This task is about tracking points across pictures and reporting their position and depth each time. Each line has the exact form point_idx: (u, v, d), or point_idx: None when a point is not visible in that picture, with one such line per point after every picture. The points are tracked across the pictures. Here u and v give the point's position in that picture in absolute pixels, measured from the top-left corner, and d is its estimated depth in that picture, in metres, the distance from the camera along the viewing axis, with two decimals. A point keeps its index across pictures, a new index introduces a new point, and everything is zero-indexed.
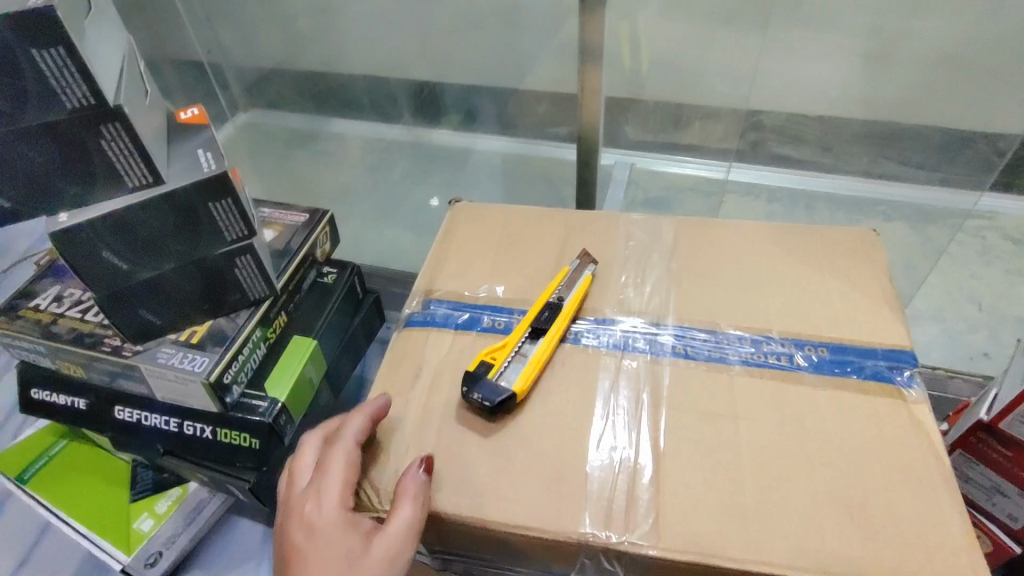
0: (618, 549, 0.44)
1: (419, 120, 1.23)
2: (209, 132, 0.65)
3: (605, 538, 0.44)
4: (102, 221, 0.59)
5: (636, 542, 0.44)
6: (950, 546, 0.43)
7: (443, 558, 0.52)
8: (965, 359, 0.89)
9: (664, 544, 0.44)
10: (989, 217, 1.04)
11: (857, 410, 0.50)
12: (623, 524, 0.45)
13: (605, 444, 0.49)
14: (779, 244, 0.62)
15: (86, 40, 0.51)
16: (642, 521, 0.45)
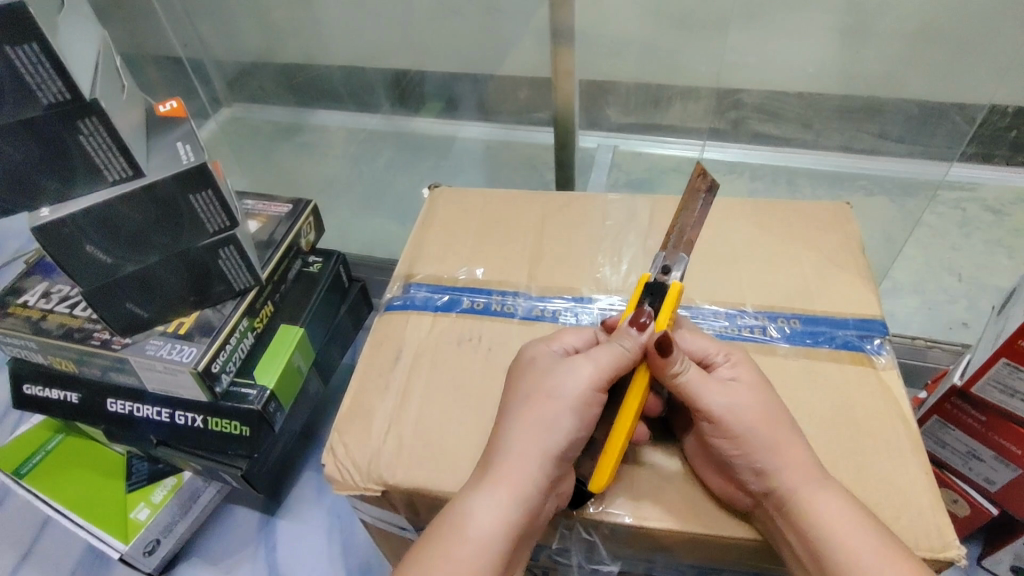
0: (594, 518, 0.46)
1: (398, 109, 1.23)
2: (187, 125, 0.66)
3: (581, 508, 0.46)
4: (84, 214, 0.59)
5: (611, 511, 0.46)
6: (913, 509, 0.45)
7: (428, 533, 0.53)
8: (943, 329, 0.91)
9: (636, 512, 0.46)
10: (970, 188, 1.04)
11: (828, 379, 0.51)
12: (599, 495, 0.47)
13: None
14: (753, 220, 0.63)
15: (58, 35, 0.52)
16: (616, 491, 0.47)
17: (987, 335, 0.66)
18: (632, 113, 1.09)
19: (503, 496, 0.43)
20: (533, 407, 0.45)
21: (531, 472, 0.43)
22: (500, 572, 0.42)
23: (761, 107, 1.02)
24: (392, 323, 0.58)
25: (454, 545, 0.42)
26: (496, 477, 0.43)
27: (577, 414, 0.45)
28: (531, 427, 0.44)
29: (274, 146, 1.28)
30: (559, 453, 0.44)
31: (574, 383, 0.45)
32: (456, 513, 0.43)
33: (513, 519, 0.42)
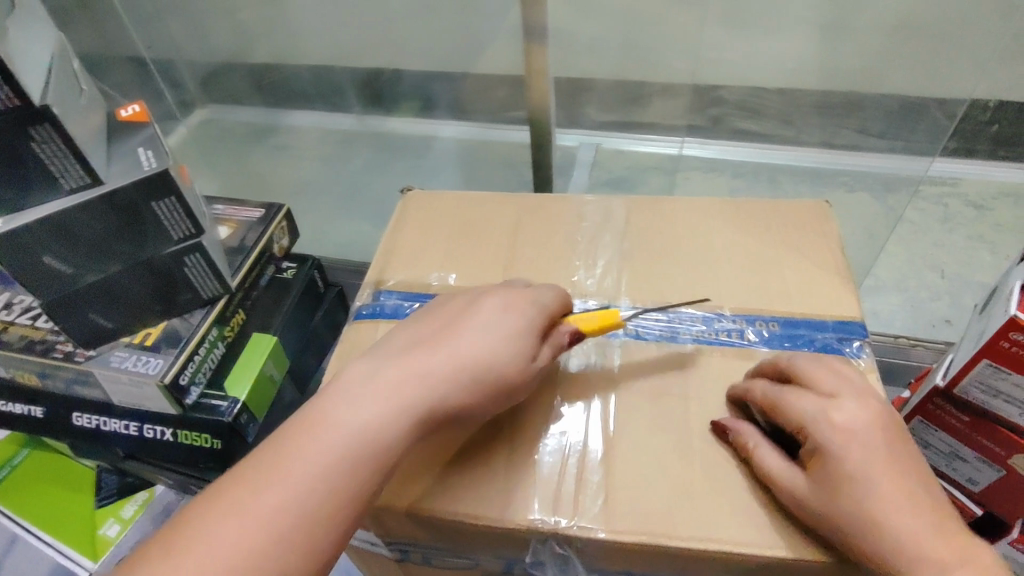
0: (567, 534, 0.43)
1: (374, 108, 1.21)
2: (150, 130, 0.64)
3: (554, 523, 0.44)
4: (40, 225, 0.57)
5: (585, 525, 0.43)
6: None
7: (400, 549, 0.51)
8: (927, 326, 0.92)
9: (613, 526, 0.43)
10: (951, 184, 1.04)
11: None
12: (572, 508, 0.44)
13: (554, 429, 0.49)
14: (731, 219, 0.62)
15: (7, 38, 0.50)
16: (592, 504, 0.44)
17: (969, 334, 0.65)
18: (611, 111, 1.07)
19: (317, 454, 0.38)
20: (377, 367, 0.43)
21: (355, 435, 0.39)
22: (333, 497, 0.37)
23: (742, 104, 1.02)
24: (361, 333, 0.56)
25: (246, 497, 0.36)
26: (310, 428, 0.39)
27: (434, 377, 0.42)
28: (369, 383, 0.41)
29: (247, 151, 1.25)
30: (391, 420, 0.40)
31: (456, 349, 0.44)
32: (262, 463, 0.38)
33: (325, 482, 0.37)
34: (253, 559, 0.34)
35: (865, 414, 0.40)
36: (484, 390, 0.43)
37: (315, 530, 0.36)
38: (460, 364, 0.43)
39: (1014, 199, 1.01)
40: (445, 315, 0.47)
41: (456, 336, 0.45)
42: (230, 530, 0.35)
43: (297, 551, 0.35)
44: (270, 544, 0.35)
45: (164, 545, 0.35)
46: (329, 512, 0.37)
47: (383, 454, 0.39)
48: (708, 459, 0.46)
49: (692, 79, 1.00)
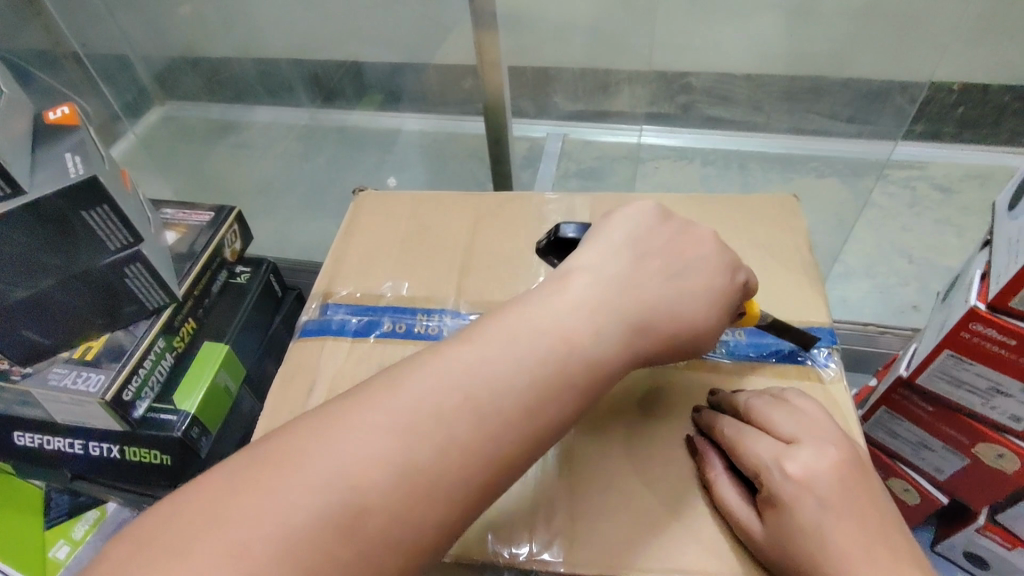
0: (522, 567, 0.39)
1: (334, 103, 1.17)
2: (78, 135, 0.60)
3: (507, 554, 0.40)
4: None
5: (541, 556, 0.39)
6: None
7: None
8: (895, 313, 0.92)
9: (575, 559, 0.39)
10: (919, 167, 1.02)
11: None
12: (527, 532, 0.41)
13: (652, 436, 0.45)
14: (696, 218, 0.60)
15: None
16: (547, 531, 0.41)
17: (932, 324, 0.64)
18: (581, 100, 1.04)
19: (510, 374, 0.34)
20: (607, 290, 0.39)
21: (568, 367, 0.35)
22: (443, 462, 0.31)
23: (709, 90, 1.00)
24: (308, 349, 0.53)
25: (421, 404, 0.32)
26: (514, 342, 0.35)
27: (659, 317, 0.40)
28: (596, 307, 0.38)
29: (208, 151, 1.21)
30: (607, 356, 0.37)
31: (682, 299, 0.41)
32: (450, 366, 0.34)
33: (511, 410, 0.33)
34: (417, 471, 0.31)
35: (824, 462, 0.37)
36: (689, 341, 0.41)
37: (487, 460, 0.32)
38: (681, 314, 0.41)
39: (981, 181, 0.99)
40: (676, 244, 0.43)
41: (687, 279, 0.42)
42: (399, 433, 0.31)
43: (463, 477, 0.32)
44: (438, 462, 0.31)
45: (315, 431, 0.32)
46: (509, 444, 0.33)
47: (578, 395, 0.36)
48: (670, 479, 0.43)
49: (651, 66, 0.97)
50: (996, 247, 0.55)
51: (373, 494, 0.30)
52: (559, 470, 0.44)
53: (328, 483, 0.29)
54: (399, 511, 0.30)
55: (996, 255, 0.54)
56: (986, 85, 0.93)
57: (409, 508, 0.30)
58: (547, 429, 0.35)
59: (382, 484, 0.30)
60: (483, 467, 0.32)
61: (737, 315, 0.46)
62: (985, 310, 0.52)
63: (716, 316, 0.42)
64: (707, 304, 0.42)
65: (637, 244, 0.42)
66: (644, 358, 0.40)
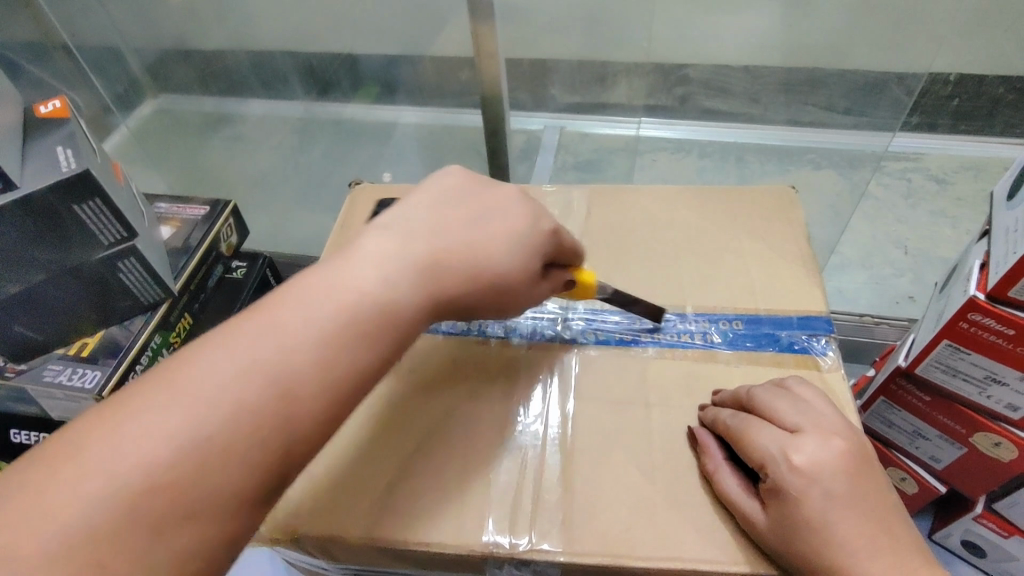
0: (523, 557, 0.39)
1: (329, 97, 1.16)
2: (69, 127, 0.59)
3: (508, 546, 0.40)
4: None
5: (542, 547, 0.39)
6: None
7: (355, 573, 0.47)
8: (890, 304, 0.92)
9: (575, 548, 0.39)
10: (915, 158, 1.03)
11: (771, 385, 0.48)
12: (528, 524, 0.40)
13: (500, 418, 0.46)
14: (694, 209, 0.60)
15: None
16: (548, 522, 0.41)
17: (930, 315, 0.64)
18: (578, 93, 1.04)
19: (303, 334, 0.34)
20: (400, 244, 0.38)
21: (364, 318, 0.35)
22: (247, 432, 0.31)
23: (707, 82, 1.01)
24: None
25: (205, 375, 0.31)
26: (302, 304, 0.35)
27: (458, 269, 0.40)
28: (388, 263, 0.37)
29: (201, 142, 1.22)
30: (404, 309, 0.37)
31: (481, 247, 0.41)
32: (238, 336, 0.33)
33: (306, 368, 0.33)
34: (204, 442, 0.30)
35: (829, 452, 0.38)
36: (492, 291, 0.42)
37: (287, 421, 0.32)
38: (482, 262, 0.41)
39: (975, 173, 1.00)
40: (479, 199, 0.43)
41: (487, 229, 0.42)
42: (183, 407, 0.30)
43: (262, 441, 0.31)
44: (237, 426, 0.31)
45: (106, 413, 0.31)
46: (307, 401, 0.33)
47: (379, 349, 0.35)
48: (670, 470, 0.43)
49: (649, 57, 0.98)
50: (995, 237, 0.55)
51: (165, 472, 0.29)
52: (560, 462, 0.43)
53: (107, 472, 0.28)
54: (193, 484, 0.29)
55: (994, 246, 0.54)
56: (979, 77, 0.92)
57: (200, 480, 0.29)
58: (351, 385, 0.34)
59: (168, 460, 0.29)
60: (284, 429, 0.32)
61: (558, 278, 0.47)
62: (984, 300, 0.52)
63: (513, 257, 0.42)
64: (504, 247, 0.42)
65: (427, 202, 0.42)
66: (448, 308, 0.40)
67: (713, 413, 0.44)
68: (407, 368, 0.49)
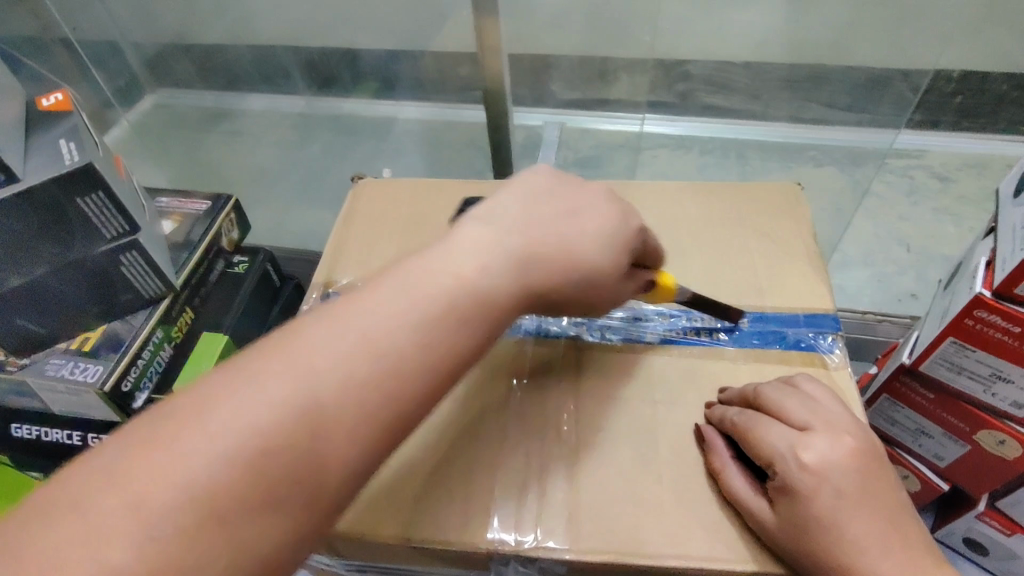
0: (530, 554, 0.39)
1: (330, 92, 1.16)
2: (71, 120, 0.59)
3: (514, 543, 0.39)
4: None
5: (548, 545, 0.39)
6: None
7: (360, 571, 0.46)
8: (892, 301, 0.92)
9: (580, 546, 0.39)
10: (917, 155, 1.03)
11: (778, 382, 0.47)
12: (534, 521, 0.40)
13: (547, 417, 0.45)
14: (699, 206, 0.60)
15: None
16: (554, 520, 0.40)
17: (933, 313, 0.64)
18: (579, 88, 1.02)
19: (406, 315, 0.34)
20: (497, 234, 0.39)
21: (465, 307, 0.36)
22: (339, 418, 0.31)
23: (709, 78, 0.99)
24: None
25: (299, 358, 0.31)
26: (405, 289, 0.35)
27: (553, 259, 0.40)
28: (486, 251, 0.38)
29: (201, 138, 1.22)
30: (499, 296, 0.37)
31: (583, 238, 0.41)
32: (313, 329, 0.33)
33: (407, 349, 0.33)
34: (311, 417, 0.30)
35: (838, 450, 0.38)
36: (590, 282, 0.41)
37: (385, 400, 0.32)
38: (581, 255, 0.40)
39: (978, 170, 1.00)
40: (567, 191, 0.43)
41: (587, 221, 0.42)
42: (294, 381, 0.31)
43: (366, 419, 0.31)
44: (324, 412, 0.31)
45: (197, 395, 0.30)
46: (407, 383, 0.33)
47: (476, 334, 0.36)
48: (677, 467, 0.43)
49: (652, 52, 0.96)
50: (1001, 234, 0.55)
51: (256, 457, 0.29)
52: (565, 458, 0.43)
53: (213, 443, 0.28)
54: (302, 461, 0.30)
55: (1001, 243, 0.54)
56: (984, 74, 0.92)
57: (307, 455, 0.30)
58: (449, 368, 0.35)
59: (275, 434, 0.29)
60: (381, 410, 0.32)
61: (643, 277, 0.46)
62: (990, 297, 0.52)
63: (610, 256, 0.42)
64: (604, 245, 0.41)
65: (527, 193, 0.42)
66: (539, 301, 0.40)
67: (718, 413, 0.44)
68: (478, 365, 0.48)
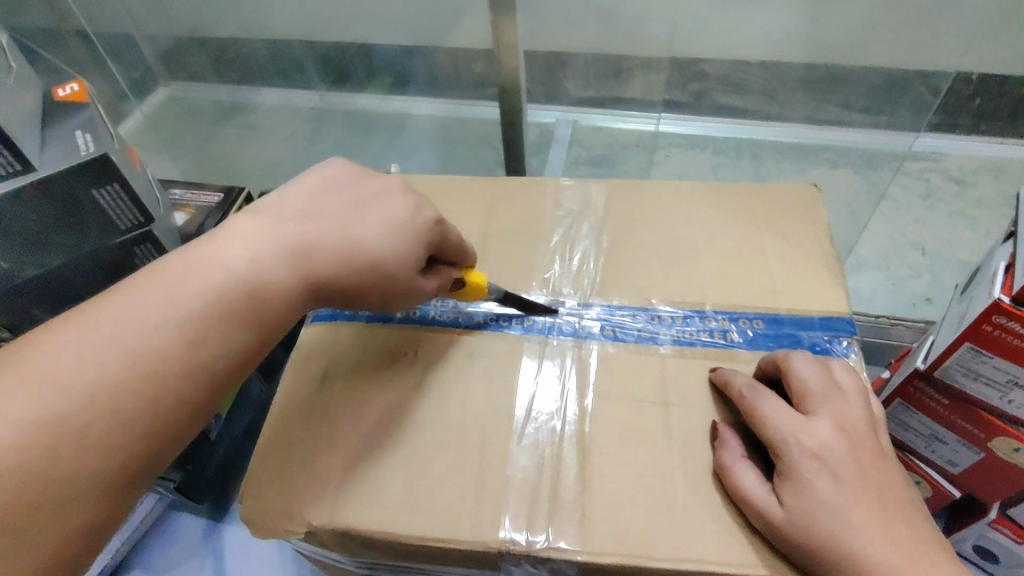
0: (542, 555, 0.39)
1: (345, 86, 1.16)
2: (88, 112, 0.60)
3: (526, 543, 0.39)
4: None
5: (560, 547, 0.39)
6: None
7: (368, 566, 0.46)
8: (907, 305, 0.91)
9: (592, 547, 0.39)
10: (934, 158, 1.01)
11: None
12: (546, 522, 0.40)
13: (521, 403, 0.46)
14: (712, 207, 0.59)
15: None
16: (566, 521, 0.40)
17: (950, 318, 0.63)
18: (592, 87, 1.03)
19: (160, 310, 0.36)
20: (270, 227, 0.41)
21: (228, 300, 0.37)
22: (97, 419, 0.32)
23: (725, 78, 0.99)
24: (319, 337, 0.51)
25: (44, 367, 0.32)
26: (159, 291, 0.36)
27: (332, 249, 0.42)
28: (258, 242, 0.40)
29: (212, 130, 1.20)
30: (271, 284, 0.39)
31: (361, 228, 0.43)
32: (59, 335, 0.34)
33: (159, 345, 0.35)
34: (58, 429, 0.31)
35: (840, 438, 0.39)
36: (375, 271, 0.43)
37: (150, 393, 0.34)
38: (363, 246, 0.42)
39: (996, 174, 0.99)
40: (359, 188, 0.45)
41: (369, 214, 0.44)
42: (33, 398, 0.31)
43: (125, 414, 0.33)
44: (75, 419, 0.32)
45: None
46: (167, 380, 0.35)
47: (244, 323, 0.38)
48: (689, 470, 0.42)
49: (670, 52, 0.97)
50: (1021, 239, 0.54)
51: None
52: (577, 462, 0.43)
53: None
54: (51, 476, 0.31)
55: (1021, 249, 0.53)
56: (1003, 78, 0.92)
57: (58, 459, 0.31)
58: (217, 362, 0.37)
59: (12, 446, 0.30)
60: (140, 411, 0.33)
61: (446, 273, 0.48)
62: (1008, 302, 0.51)
63: (394, 246, 0.43)
64: (386, 237, 0.43)
65: (305, 188, 0.44)
66: (321, 289, 0.42)
67: (728, 376, 0.45)
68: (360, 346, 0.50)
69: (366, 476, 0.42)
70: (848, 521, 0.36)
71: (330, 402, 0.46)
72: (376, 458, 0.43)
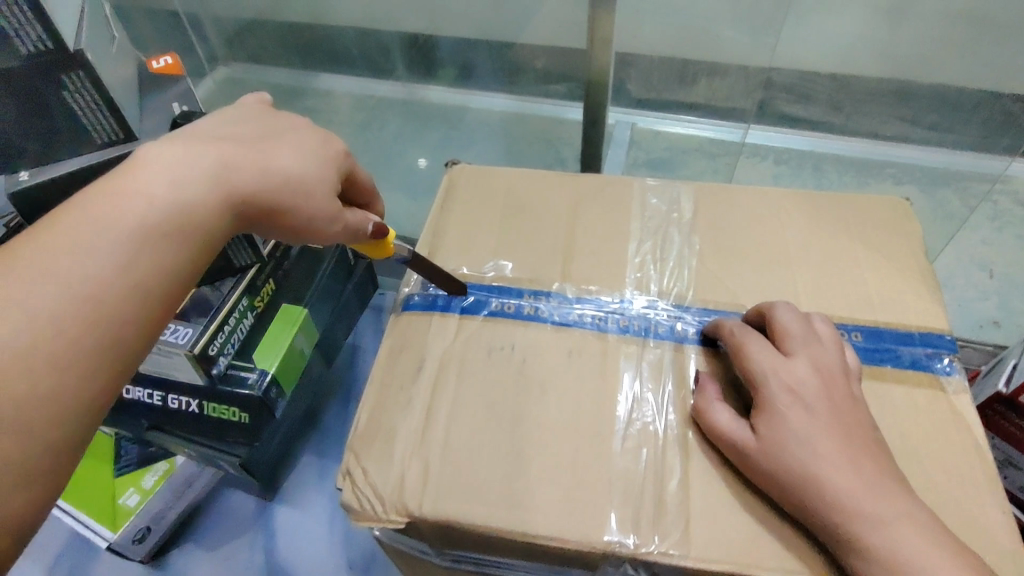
0: (647, 559, 0.39)
1: (413, 75, 1.15)
2: (183, 83, 0.62)
3: (631, 546, 0.39)
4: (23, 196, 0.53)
5: (665, 551, 0.39)
6: (993, 552, 0.39)
7: (453, 558, 0.46)
8: (973, 327, 0.89)
9: (698, 554, 0.39)
10: (1006, 180, 1.00)
11: (899, 404, 0.46)
12: (653, 529, 0.40)
13: (624, 392, 0.46)
14: (805, 211, 0.57)
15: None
16: (672, 528, 0.40)
17: None
18: (654, 90, 1.00)
19: (105, 247, 0.35)
20: (189, 148, 0.40)
21: (163, 221, 0.37)
22: (78, 339, 0.33)
23: (790, 87, 0.99)
24: (411, 325, 0.51)
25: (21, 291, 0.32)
26: (97, 217, 0.35)
27: (246, 175, 0.41)
28: (173, 169, 0.38)
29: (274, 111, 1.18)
30: (197, 211, 0.38)
31: (276, 158, 0.43)
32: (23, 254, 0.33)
33: (112, 263, 0.35)
34: (41, 350, 0.31)
35: (816, 376, 0.41)
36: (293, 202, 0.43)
37: (109, 313, 0.34)
38: (289, 174, 0.43)
39: None
40: (263, 125, 0.46)
41: (277, 146, 0.44)
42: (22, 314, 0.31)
43: (85, 334, 0.33)
44: (55, 343, 0.32)
45: None
46: (131, 306, 0.35)
47: None
48: None
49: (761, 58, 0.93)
50: None
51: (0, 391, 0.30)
52: (678, 468, 0.42)
53: None
54: (49, 400, 0.31)
55: None
56: None
57: (60, 390, 0.32)
58: (160, 285, 0.36)
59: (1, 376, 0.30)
60: (114, 330, 0.34)
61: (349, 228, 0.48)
62: None
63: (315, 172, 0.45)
64: (308, 166, 0.45)
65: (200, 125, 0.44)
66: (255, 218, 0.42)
67: (718, 322, 0.47)
68: (452, 334, 0.50)
69: (467, 469, 0.43)
70: (906, 548, 0.36)
71: (420, 385, 0.47)
72: (474, 450, 0.43)
